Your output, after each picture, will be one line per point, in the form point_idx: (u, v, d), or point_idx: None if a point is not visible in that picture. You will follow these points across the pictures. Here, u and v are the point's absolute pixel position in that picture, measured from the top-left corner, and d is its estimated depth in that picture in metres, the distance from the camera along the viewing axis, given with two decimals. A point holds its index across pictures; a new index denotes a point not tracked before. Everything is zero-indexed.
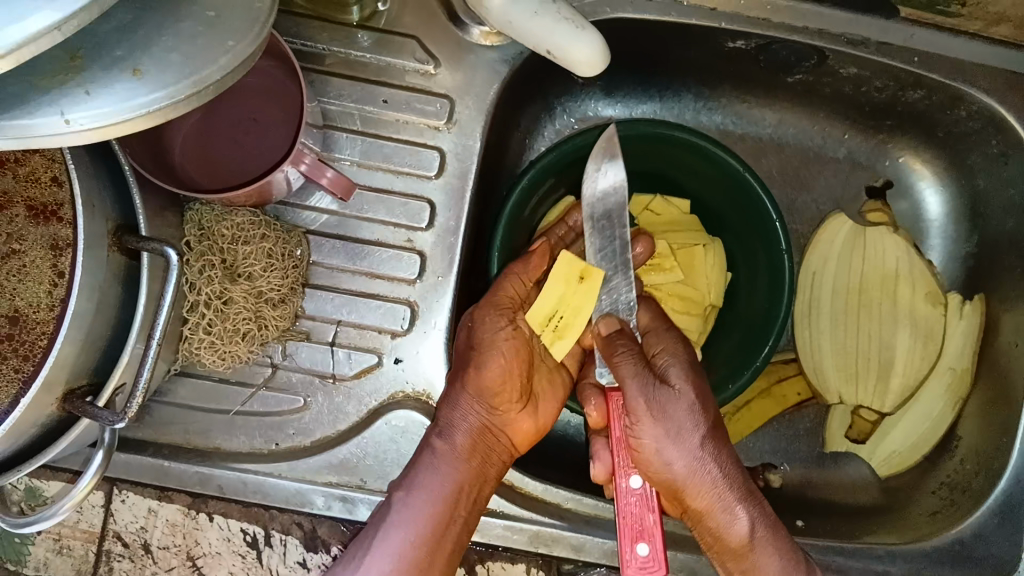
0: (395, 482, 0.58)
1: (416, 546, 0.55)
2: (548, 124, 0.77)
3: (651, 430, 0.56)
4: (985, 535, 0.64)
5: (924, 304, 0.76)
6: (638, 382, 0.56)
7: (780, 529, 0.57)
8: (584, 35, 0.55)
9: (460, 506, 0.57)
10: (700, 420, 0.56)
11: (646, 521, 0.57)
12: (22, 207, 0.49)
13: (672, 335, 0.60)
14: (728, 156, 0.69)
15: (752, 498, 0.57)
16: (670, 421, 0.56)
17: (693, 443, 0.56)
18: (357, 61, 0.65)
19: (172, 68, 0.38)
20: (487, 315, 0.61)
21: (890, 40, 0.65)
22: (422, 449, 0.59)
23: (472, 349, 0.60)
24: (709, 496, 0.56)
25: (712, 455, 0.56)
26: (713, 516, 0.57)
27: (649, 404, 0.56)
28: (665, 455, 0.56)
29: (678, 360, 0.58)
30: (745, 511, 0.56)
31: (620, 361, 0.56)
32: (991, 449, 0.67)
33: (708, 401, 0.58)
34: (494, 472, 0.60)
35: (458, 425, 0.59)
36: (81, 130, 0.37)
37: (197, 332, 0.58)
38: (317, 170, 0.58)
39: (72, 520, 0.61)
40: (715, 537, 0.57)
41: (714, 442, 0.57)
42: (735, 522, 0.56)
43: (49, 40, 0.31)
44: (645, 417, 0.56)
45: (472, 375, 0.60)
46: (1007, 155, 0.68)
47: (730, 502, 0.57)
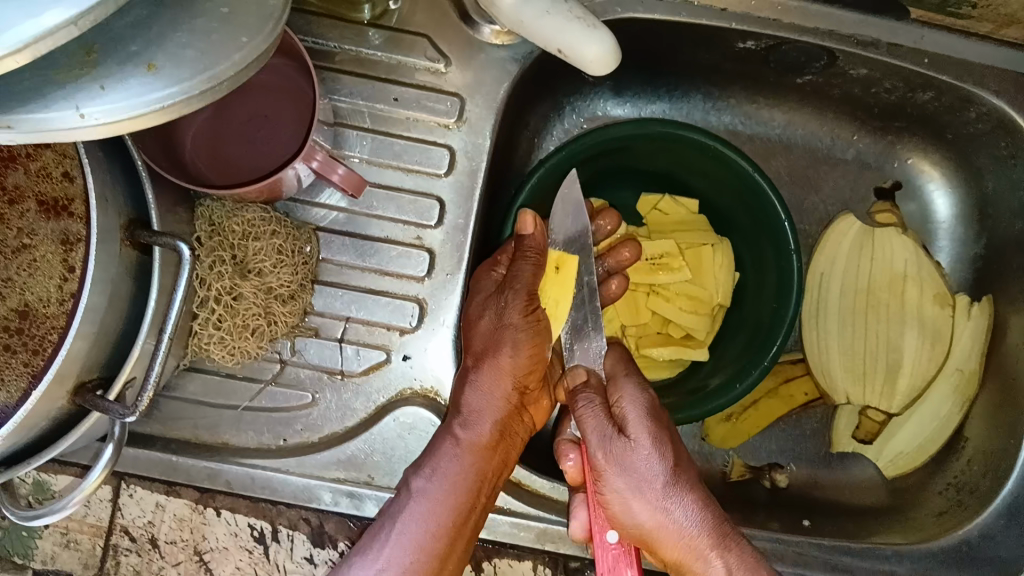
0: (411, 471, 0.57)
1: (436, 537, 0.54)
2: (557, 124, 0.78)
3: (613, 482, 0.55)
4: (992, 536, 0.64)
5: (932, 306, 0.76)
6: (597, 434, 0.57)
7: (764, 569, 0.53)
8: (596, 34, 0.55)
9: (481, 493, 0.57)
10: (663, 467, 0.56)
11: None
12: (33, 203, 0.49)
13: (632, 386, 0.59)
14: (737, 155, 0.69)
15: (729, 543, 0.54)
16: (631, 473, 0.56)
17: (656, 493, 0.55)
18: (368, 59, 0.65)
19: (187, 63, 0.39)
20: (517, 296, 0.59)
21: (900, 41, 0.65)
22: (444, 440, 0.57)
23: (507, 331, 0.59)
24: (680, 545, 0.55)
25: (680, 504, 0.55)
26: (689, 565, 0.55)
27: (609, 456, 0.56)
28: (629, 507, 0.55)
29: (637, 406, 0.58)
30: (721, 558, 0.53)
31: (585, 417, 0.57)
32: (998, 450, 0.67)
33: (670, 449, 0.56)
34: (513, 453, 0.61)
35: (484, 415, 0.59)
36: (95, 124, 0.37)
37: (206, 326, 0.58)
38: (328, 166, 0.58)
39: (79, 514, 0.61)
40: None
41: (679, 489, 0.55)
42: (710, 571, 0.54)
43: (66, 34, 0.31)
44: (606, 468, 0.56)
45: (505, 359, 0.59)
46: (1016, 157, 0.68)
47: (704, 551, 0.54)
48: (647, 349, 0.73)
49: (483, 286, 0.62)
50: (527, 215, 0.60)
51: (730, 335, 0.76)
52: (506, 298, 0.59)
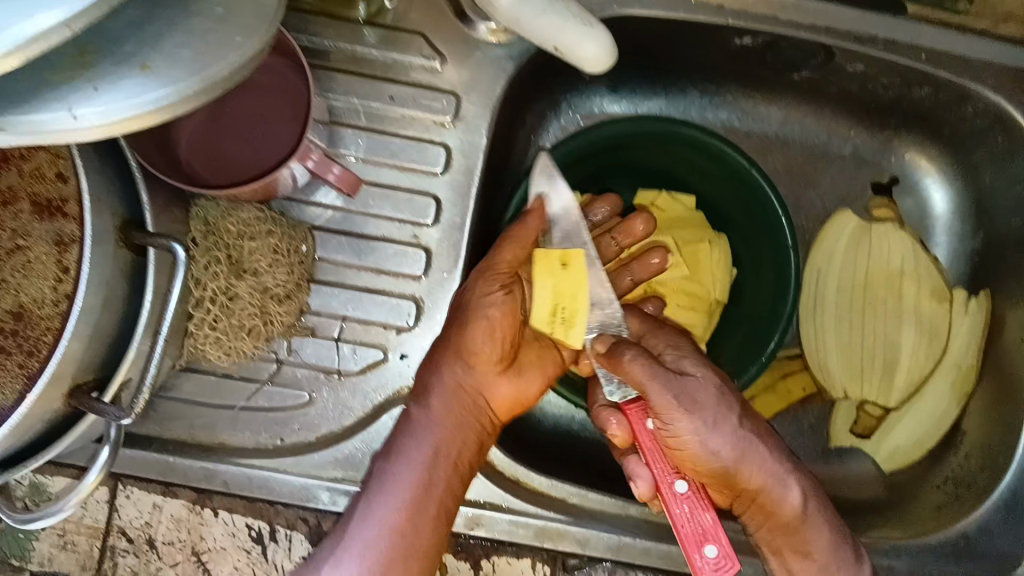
0: (377, 457, 0.56)
1: (401, 516, 0.53)
2: (554, 121, 0.77)
3: (688, 423, 0.53)
4: (988, 531, 0.64)
5: (929, 301, 0.76)
6: (661, 380, 0.54)
7: (818, 496, 0.59)
8: (593, 32, 0.55)
9: (436, 470, 0.55)
10: (733, 403, 0.56)
11: (705, 523, 0.55)
12: (27, 203, 0.49)
13: (670, 334, 0.61)
14: (735, 154, 0.70)
15: (796, 468, 0.58)
16: (703, 410, 0.54)
17: (735, 426, 0.55)
18: (363, 57, 0.65)
19: (181, 64, 0.38)
20: (485, 276, 0.59)
21: (897, 37, 0.65)
22: (404, 419, 0.58)
23: (460, 310, 0.58)
24: (763, 473, 0.56)
25: (753, 434, 0.56)
26: (770, 492, 0.57)
27: (676, 397, 0.54)
28: (711, 444, 0.54)
29: (687, 353, 0.59)
30: (796, 482, 0.57)
31: (630, 368, 0.54)
32: (996, 446, 0.67)
33: (730, 385, 0.58)
34: (471, 435, 0.58)
35: (440, 393, 0.58)
36: (88, 126, 0.37)
37: (202, 327, 0.58)
38: (324, 165, 0.58)
39: (76, 515, 0.61)
40: (769, 515, 0.58)
41: (751, 422, 0.57)
42: (788, 495, 0.57)
43: (57, 37, 0.31)
44: (678, 412, 0.53)
45: (458, 336, 0.59)
46: (1013, 152, 0.68)
47: (783, 475, 0.57)
48: None
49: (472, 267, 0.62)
50: (529, 194, 0.61)
51: (727, 332, 0.76)
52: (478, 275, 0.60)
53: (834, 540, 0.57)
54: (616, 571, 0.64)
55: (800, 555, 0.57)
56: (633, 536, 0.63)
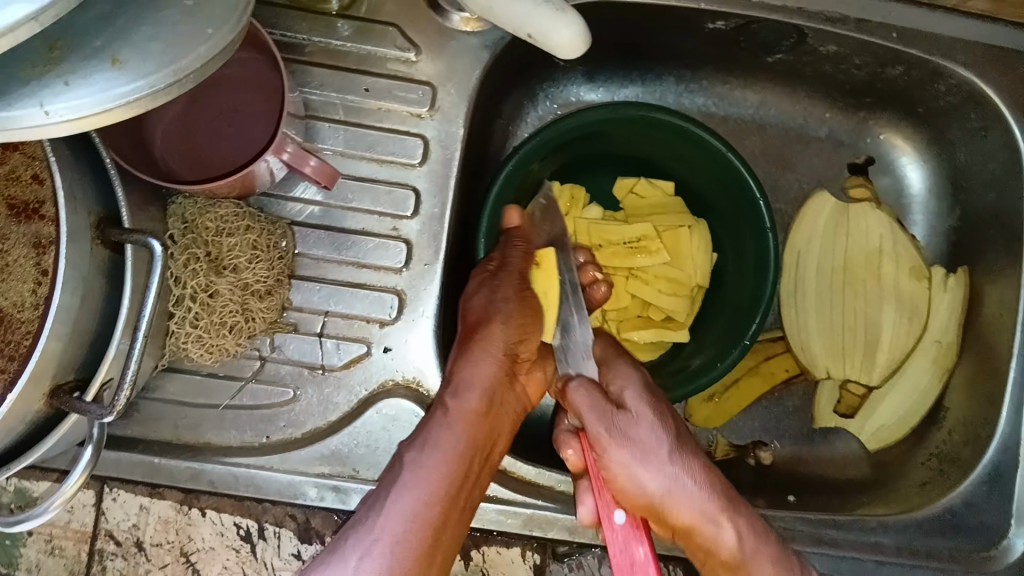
0: (403, 446, 0.55)
1: (429, 505, 0.52)
2: (531, 111, 0.77)
3: (616, 454, 0.54)
4: (974, 504, 0.65)
5: (908, 279, 0.76)
6: (600, 416, 0.56)
7: (769, 536, 0.55)
8: (567, 18, 0.55)
9: (475, 462, 0.56)
10: (666, 439, 0.55)
11: (636, 555, 0.51)
12: (2, 206, 0.48)
13: (625, 366, 0.61)
14: (711, 138, 0.69)
15: (738, 508, 0.54)
16: (636, 443, 0.55)
17: (666, 464, 0.54)
18: (338, 50, 0.64)
19: (152, 56, 0.38)
20: (511, 278, 0.62)
21: (869, 17, 0.66)
22: (434, 411, 0.57)
23: (498, 304, 0.61)
24: (692, 512, 0.53)
25: (685, 471, 0.54)
26: (702, 531, 0.53)
27: (608, 430, 0.55)
28: (637, 478, 0.53)
29: (632, 384, 0.59)
30: (730, 522, 0.53)
31: (574, 395, 0.58)
32: (977, 419, 0.68)
33: (669, 421, 0.57)
34: (503, 430, 0.60)
35: (473, 385, 0.58)
36: (61, 121, 0.37)
37: (184, 325, 0.58)
38: (300, 159, 0.57)
39: (63, 520, 0.61)
40: (708, 552, 0.55)
41: (684, 458, 0.55)
42: (723, 536, 0.53)
43: (26, 30, 0.31)
44: (609, 442, 0.55)
45: (495, 329, 0.60)
46: (986, 129, 0.68)
47: (715, 515, 0.53)
48: (627, 334, 0.73)
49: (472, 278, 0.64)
50: (511, 211, 0.65)
51: (710, 315, 0.76)
52: (498, 279, 0.62)
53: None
54: (605, 558, 0.65)
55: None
56: None
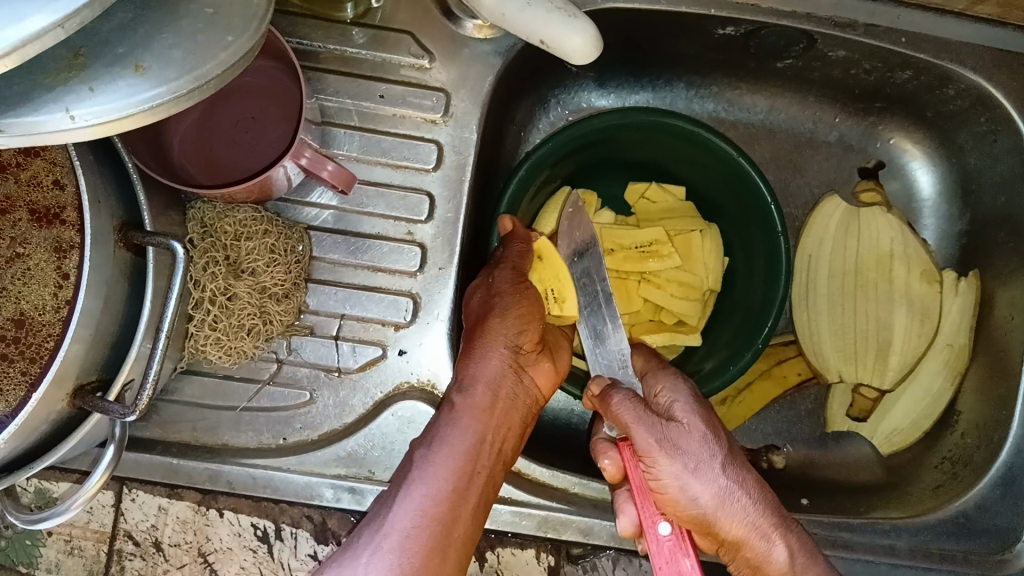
0: (415, 446, 0.56)
1: (437, 502, 0.52)
2: (542, 118, 0.78)
3: (669, 466, 0.54)
4: (987, 506, 0.65)
5: (920, 283, 0.76)
6: (646, 426, 0.55)
7: (817, 554, 0.55)
8: (577, 24, 0.56)
9: (483, 458, 0.56)
10: (717, 451, 0.56)
11: (683, 567, 0.53)
12: (24, 212, 0.50)
13: (670, 376, 0.61)
14: (721, 142, 0.70)
15: (789, 525, 0.55)
16: (687, 454, 0.55)
17: (719, 477, 0.55)
18: (353, 58, 0.65)
19: (174, 63, 0.39)
20: (507, 272, 0.62)
21: (877, 22, 0.66)
22: (441, 410, 0.58)
23: (495, 299, 0.61)
24: (744, 525, 0.54)
25: (735, 482, 0.55)
26: (753, 545, 0.54)
27: (659, 441, 0.55)
28: (691, 492, 0.54)
29: (681, 396, 0.59)
30: (783, 539, 0.54)
31: (621, 409, 0.56)
32: (989, 422, 0.68)
33: (720, 432, 0.57)
34: (515, 423, 0.59)
35: (481, 379, 0.59)
36: (87, 126, 0.38)
37: (203, 328, 0.59)
38: (317, 163, 0.58)
39: (82, 520, 0.62)
40: (755, 567, 0.55)
41: (737, 472, 0.56)
42: (773, 551, 0.54)
43: (52, 37, 0.32)
44: (658, 454, 0.54)
45: (498, 320, 0.60)
46: (996, 132, 0.69)
47: (768, 530, 0.54)
48: (641, 336, 0.74)
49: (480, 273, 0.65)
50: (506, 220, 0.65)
51: (722, 320, 0.76)
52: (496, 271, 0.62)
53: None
54: (619, 559, 0.67)
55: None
56: None
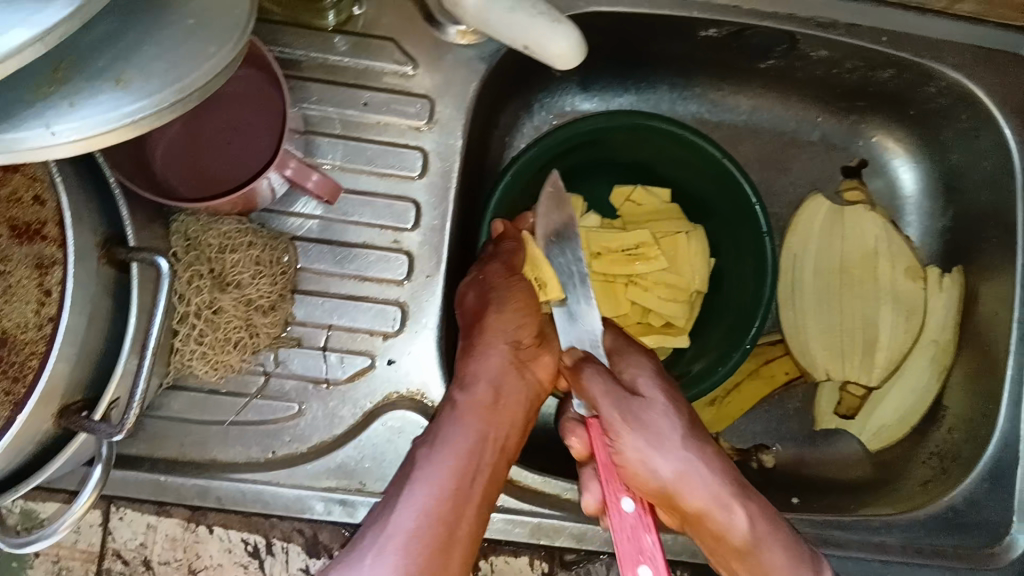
0: (417, 447, 0.55)
1: (441, 499, 0.51)
2: (527, 122, 0.78)
3: (632, 439, 0.55)
4: (978, 500, 0.65)
5: (905, 281, 0.77)
6: (610, 399, 0.57)
7: (781, 527, 0.55)
8: (562, 29, 0.56)
9: (486, 455, 0.55)
10: (677, 425, 0.57)
11: (645, 543, 0.53)
12: (4, 228, 0.48)
13: (635, 355, 0.62)
14: (708, 144, 0.70)
15: (750, 495, 0.55)
16: (648, 429, 0.56)
17: (677, 448, 0.55)
18: (335, 66, 0.65)
19: (158, 75, 0.38)
20: (501, 267, 0.62)
21: (859, 21, 0.66)
22: (443, 409, 0.57)
23: (492, 293, 0.61)
24: (704, 497, 0.54)
25: (695, 453, 0.56)
26: (714, 517, 0.54)
27: (622, 414, 0.56)
28: (652, 462, 0.54)
29: (645, 371, 0.60)
30: (742, 506, 0.54)
31: (590, 382, 0.57)
32: (977, 417, 0.68)
33: (681, 408, 0.58)
34: (516, 421, 0.59)
35: (481, 377, 0.59)
36: (67, 141, 0.37)
37: (188, 342, 0.58)
38: (302, 174, 0.58)
39: (69, 541, 0.60)
40: (718, 542, 0.55)
41: (698, 445, 0.56)
42: (734, 521, 0.54)
43: (32, 52, 0.31)
44: (622, 427, 0.55)
45: (493, 315, 0.61)
46: (978, 129, 0.69)
47: (728, 500, 0.54)
48: None
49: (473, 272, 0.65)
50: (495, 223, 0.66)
51: (710, 320, 0.76)
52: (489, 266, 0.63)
53: (792, 562, 0.53)
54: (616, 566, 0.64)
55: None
56: None
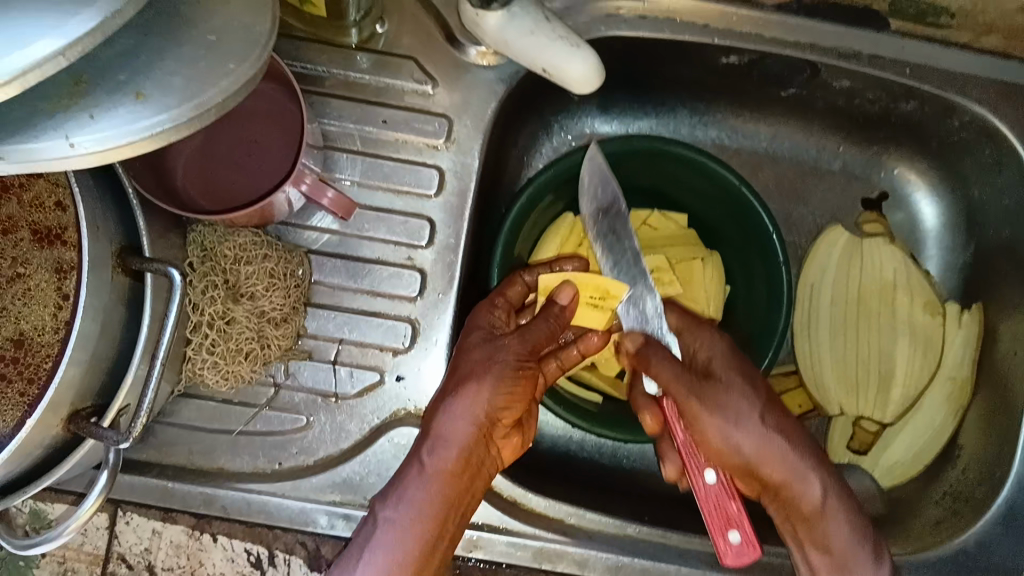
0: (379, 500, 0.57)
1: (400, 567, 0.54)
2: (546, 142, 0.78)
3: (712, 420, 0.58)
4: (989, 543, 0.64)
5: (923, 314, 0.76)
6: (685, 386, 0.58)
7: (847, 496, 0.60)
8: (579, 52, 0.56)
9: (448, 523, 0.56)
10: (755, 403, 0.60)
11: (730, 510, 0.60)
12: (26, 232, 0.49)
13: (710, 333, 0.64)
14: (726, 171, 0.70)
15: (822, 466, 0.60)
16: (726, 409, 0.59)
17: (758, 426, 0.59)
18: (356, 83, 0.66)
19: (175, 91, 0.39)
20: (519, 343, 0.60)
21: (882, 53, 0.66)
22: (410, 466, 0.57)
23: (493, 365, 0.59)
24: (783, 471, 0.59)
25: (773, 429, 0.60)
26: (792, 487, 0.59)
27: (703, 397, 0.59)
28: (733, 441, 0.59)
29: (715, 352, 0.63)
30: (818, 479, 0.59)
31: (659, 370, 0.59)
32: (992, 457, 0.67)
33: (754, 384, 0.61)
34: (480, 491, 0.58)
35: (451, 443, 0.57)
36: (85, 153, 0.38)
37: (200, 352, 0.59)
38: (318, 190, 0.59)
39: (76, 543, 0.62)
40: (791, 509, 0.60)
41: (772, 419, 0.61)
42: (809, 490, 0.59)
43: (53, 65, 0.32)
44: (702, 410, 0.59)
45: (484, 389, 0.58)
46: (1001, 164, 0.68)
47: (805, 472, 0.59)
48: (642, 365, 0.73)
49: (480, 326, 0.62)
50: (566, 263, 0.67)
51: None
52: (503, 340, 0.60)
53: (856, 533, 0.58)
54: None
55: (821, 551, 0.59)
56: (631, 556, 0.63)
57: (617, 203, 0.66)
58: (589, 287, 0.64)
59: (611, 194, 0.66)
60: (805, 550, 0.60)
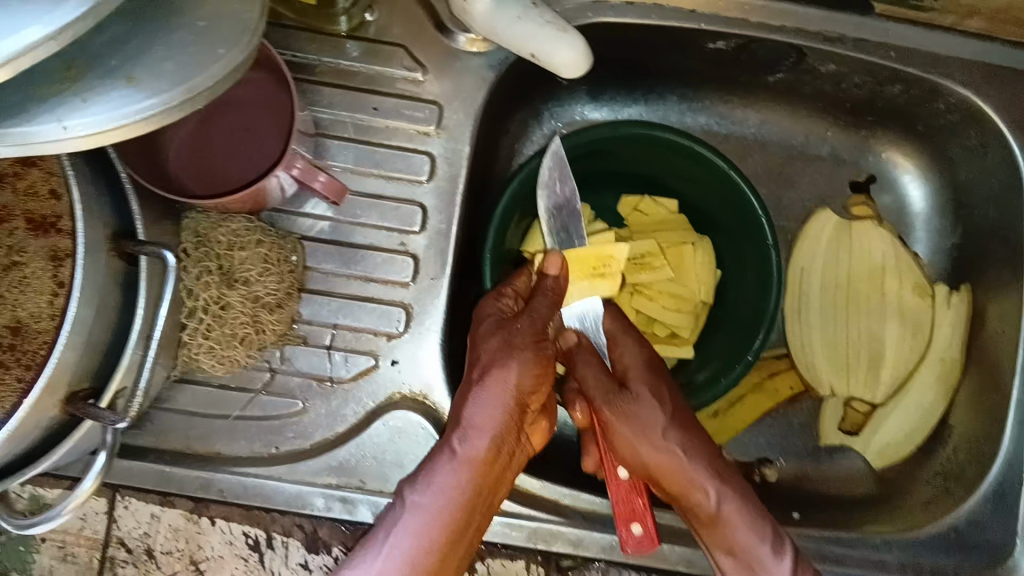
0: (406, 485, 0.56)
1: (428, 553, 0.53)
2: (536, 130, 0.79)
3: (621, 429, 0.62)
4: (979, 519, 0.65)
5: (912, 297, 0.77)
6: (602, 393, 0.63)
7: (751, 505, 0.60)
8: (568, 38, 0.57)
9: (478, 511, 0.56)
10: (661, 418, 0.62)
11: (637, 505, 0.61)
12: (21, 221, 0.50)
13: (631, 343, 0.66)
14: (713, 156, 0.70)
15: (724, 478, 0.61)
16: (636, 421, 0.62)
17: (659, 440, 0.61)
18: (347, 70, 0.66)
19: (166, 75, 0.39)
20: (530, 324, 0.62)
21: (867, 36, 0.67)
22: (440, 454, 0.57)
23: (516, 350, 0.60)
24: (682, 480, 0.60)
25: (677, 443, 0.62)
26: (687, 497, 0.60)
27: (614, 410, 0.62)
28: (637, 452, 0.61)
29: (637, 364, 0.65)
30: (714, 488, 0.60)
31: (585, 373, 0.64)
32: (982, 436, 0.68)
33: (668, 399, 0.63)
34: (510, 477, 0.59)
35: (482, 431, 0.58)
36: (77, 137, 0.38)
37: (195, 336, 0.59)
38: (309, 174, 0.59)
39: (75, 527, 0.62)
40: (692, 517, 0.61)
41: (679, 433, 0.62)
42: (705, 499, 0.60)
43: (47, 49, 0.32)
44: (613, 418, 0.62)
45: (513, 375, 0.59)
46: (986, 145, 0.69)
47: (702, 481, 0.60)
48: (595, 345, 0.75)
49: (492, 314, 0.64)
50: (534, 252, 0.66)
51: (716, 332, 0.76)
52: (521, 321, 0.62)
53: (753, 536, 0.58)
54: (609, 571, 0.64)
55: (724, 554, 0.59)
56: None
57: (574, 202, 0.67)
58: (588, 258, 0.66)
59: (569, 192, 0.67)
60: (713, 554, 0.60)
